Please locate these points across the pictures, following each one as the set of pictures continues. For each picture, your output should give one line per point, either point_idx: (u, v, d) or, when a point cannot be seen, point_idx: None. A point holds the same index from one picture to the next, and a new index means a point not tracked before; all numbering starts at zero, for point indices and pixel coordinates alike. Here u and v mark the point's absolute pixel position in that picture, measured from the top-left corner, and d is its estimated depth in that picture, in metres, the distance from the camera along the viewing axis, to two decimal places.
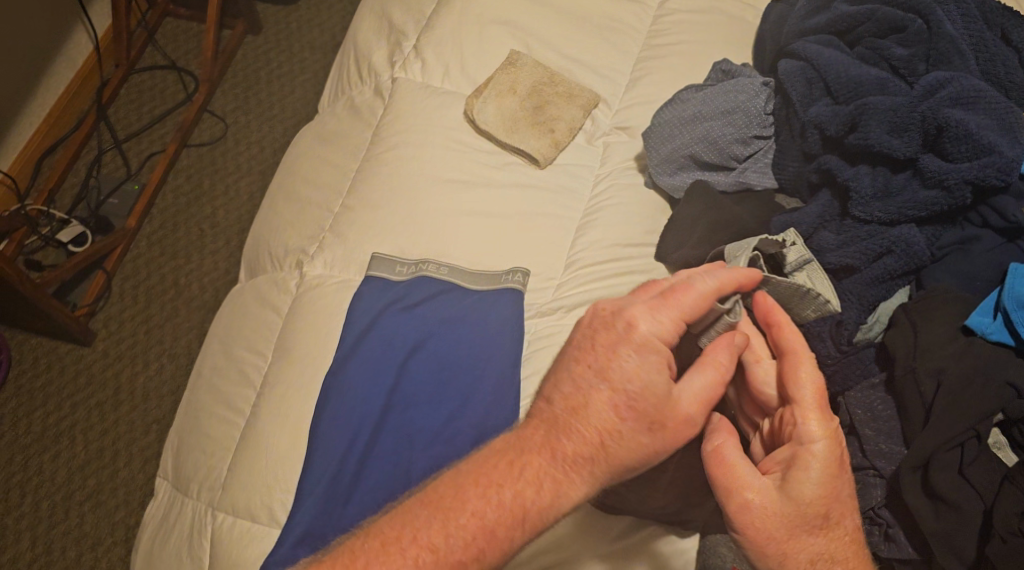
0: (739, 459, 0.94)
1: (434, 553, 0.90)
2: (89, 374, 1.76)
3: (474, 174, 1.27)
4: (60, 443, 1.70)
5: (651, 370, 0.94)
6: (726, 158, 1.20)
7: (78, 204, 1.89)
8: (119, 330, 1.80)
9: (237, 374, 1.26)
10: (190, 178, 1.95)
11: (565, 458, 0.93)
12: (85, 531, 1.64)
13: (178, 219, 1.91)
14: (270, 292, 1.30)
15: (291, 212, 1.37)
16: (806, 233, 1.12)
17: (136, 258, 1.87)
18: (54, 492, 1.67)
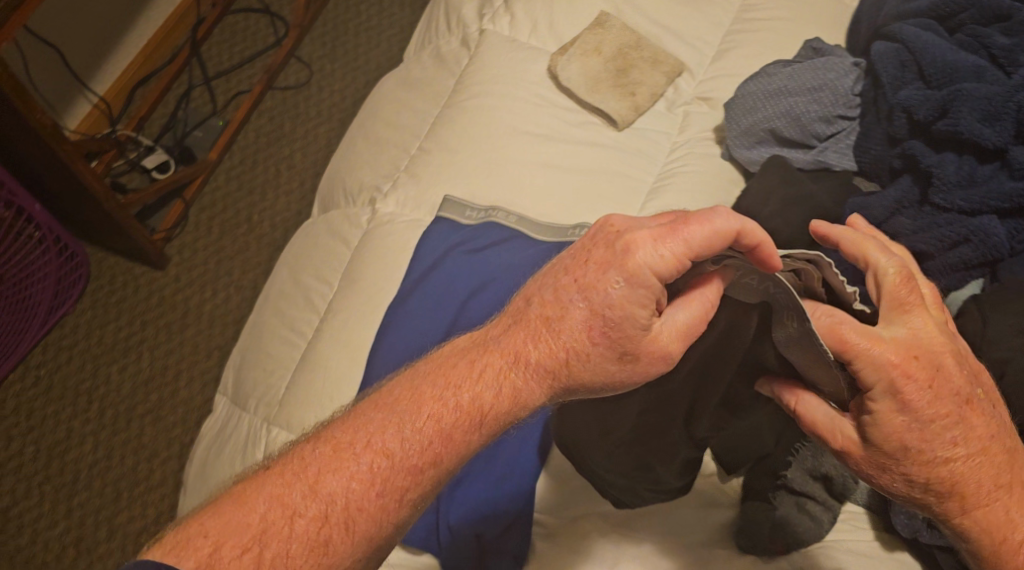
0: (816, 413, 0.92)
1: (388, 458, 0.87)
2: (161, 295, 1.83)
3: (551, 131, 1.28)
4: (127, 357, 1.77)
5: (633, 300, 0.88)
6: (806, 136, 1.18)
7: (165, 134, 1.96)
8: (193, 257, 1.86)
9: (303, 300, 1.30)
10: (272, 119, 2.00)
11: (529, 365, 0.90)
12: (143, 443, 1.71)
13: (257, 156, 1.96)
14: (341, 226, 1.33)
15: (369, 150, 1.40)
16: (878, 217, 1.09)
17: (215, 190, 1.93)
18: (119, 402, 1.73)
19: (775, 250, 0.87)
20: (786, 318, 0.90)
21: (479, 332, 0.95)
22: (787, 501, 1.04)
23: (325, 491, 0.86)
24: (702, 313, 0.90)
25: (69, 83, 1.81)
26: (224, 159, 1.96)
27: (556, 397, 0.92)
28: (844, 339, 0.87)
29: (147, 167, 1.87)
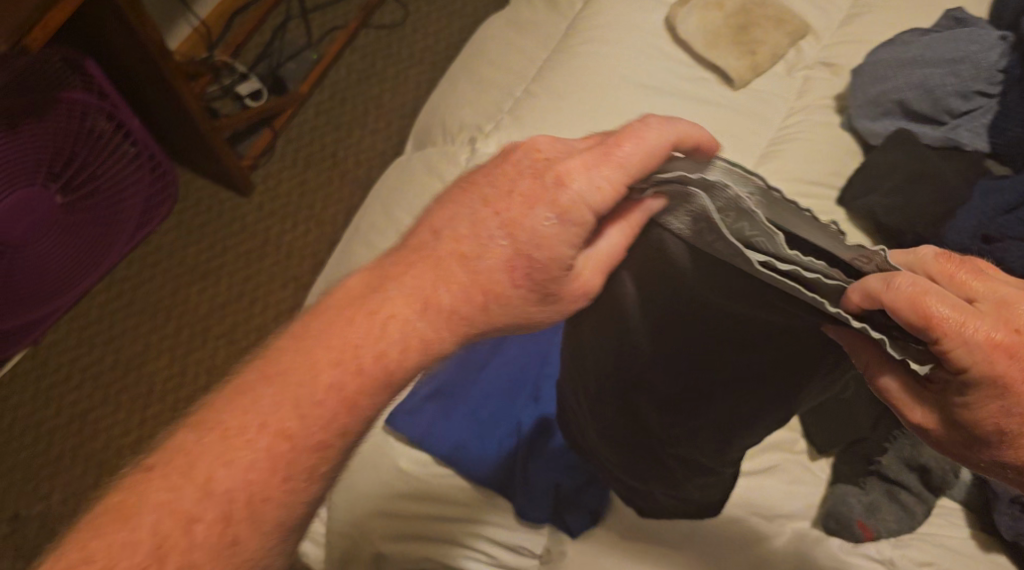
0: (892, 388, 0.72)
1: (286, 435, 0.71)
2: (244, 222, 1.83)
3: (662, 85, 1.23)
4: (207, 279, 1.77)
5: (566, 238, 0.72)
6: (938, 111, 1.12)
7: (259, 62, 1.95)
8: (277, 188, 1.86)
9: (393, 234, 1.27)
10: (365, 57, 1.99)
11: (440, 308, 0.74)
12: (215, 364, 1.70)
13: (348, 93, 1.95)
14: (439, 164, 1.31)
15: (471, 90, 1.37)
16: (1012, 202, 1.01)
17: (302, 122, 1.92)
18: (195, 321, 1.73)
19: (711, 140, 0.74)
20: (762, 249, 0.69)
21: (374, 274, 0.77)
22: (877, 488, 1.00)
23: (214, 484, 0.70)
24: (629, 242, 0.74)
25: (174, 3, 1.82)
26: (314, 92, 1.95)
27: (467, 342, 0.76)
28: (930, 315, 0.66)
29: (240, 94, 1.86)
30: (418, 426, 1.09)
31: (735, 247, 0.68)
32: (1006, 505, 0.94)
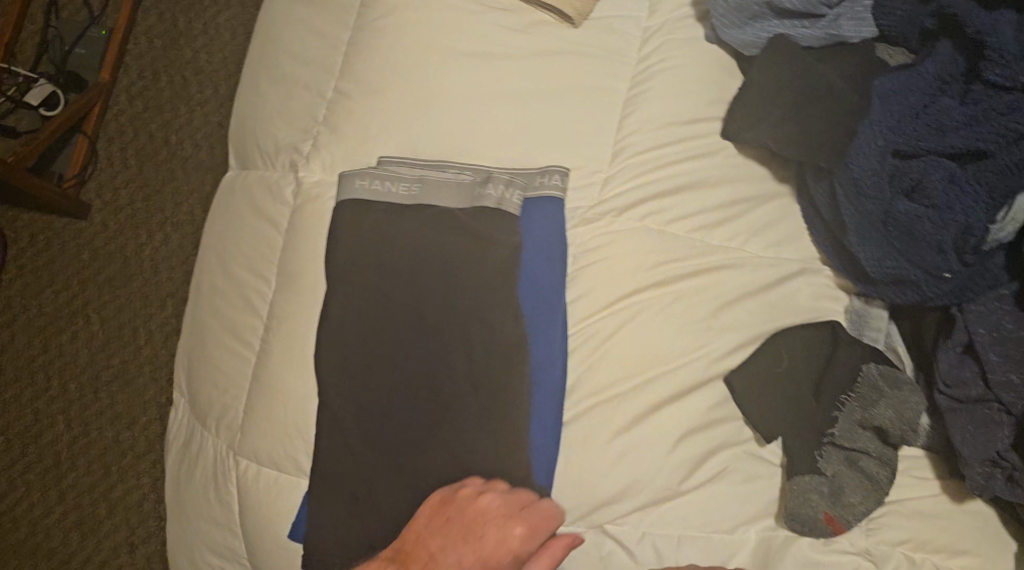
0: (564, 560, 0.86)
1: None
2: (94, 250, 1.52)
3: (493, 43, 1.03)
4: (77, 322, 1.49)
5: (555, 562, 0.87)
6: (813, 3, 0.95)
7: (42, 58, 1.57)
8: (117, 199, 1.54)
9: (241, 300, 1.09)
10: (163, 16, 1.63)
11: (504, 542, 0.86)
12: (119, 412, 1.45)
13: (160, 66, 1.60)
14: (265, 201, 1.10)
15: (279, 93, 1.14)
16: (917, 105, 0.87)
17: (120, 115, 1.59)
18: (82, 373, 1.47)
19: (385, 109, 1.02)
20: (408, 187, 0.96)
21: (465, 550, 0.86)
22: (836, 458, 0.90)
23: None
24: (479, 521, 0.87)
25: None
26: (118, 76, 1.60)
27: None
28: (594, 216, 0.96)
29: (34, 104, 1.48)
30: (334, 533, 0.93)
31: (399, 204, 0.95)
32: (977, 464, 0.82)
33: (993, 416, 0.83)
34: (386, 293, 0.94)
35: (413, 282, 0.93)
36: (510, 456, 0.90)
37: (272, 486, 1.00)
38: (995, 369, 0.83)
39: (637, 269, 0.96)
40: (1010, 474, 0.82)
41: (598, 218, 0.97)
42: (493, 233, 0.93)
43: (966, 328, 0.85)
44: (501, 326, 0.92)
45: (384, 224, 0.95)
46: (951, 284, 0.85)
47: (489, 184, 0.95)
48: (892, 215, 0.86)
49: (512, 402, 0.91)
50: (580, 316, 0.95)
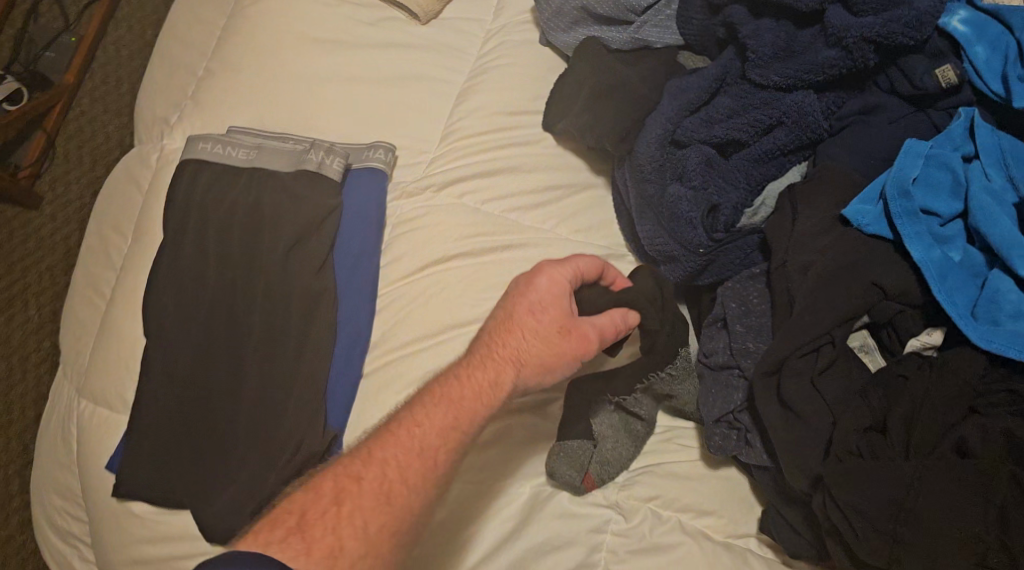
0: (522, 336, 0.85)
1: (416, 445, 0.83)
2: (38, 239, 1.66)
3: (347, 33, 1.13)
4: (13, 306, 1.62)
5: (547, 329, 0.85)
6: (623, 12, 1.04)
7: (16, 58, 1.71)
8: (67, 192, 1.68)
9: (104, 255, 1.18)
10: (130, 29, 1.78)
11: (523, 329, 0.85)
12: (42, 393, 1.57)
13: (120, 74, 1.75)
14: (135, 168, 1.19)
15: (163, 74, 1.25)
16: (695, 102, 0.94)
17: (79, 116, 1.73)
18: (10, 354, 1.59)
19: (243, 88, 1.12)
20: (242, 152, 1.06)
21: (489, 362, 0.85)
22: (613, 420, 0.95)
23: (376, 458, 0.82)
24: (560, 307, 0.86)
25: None
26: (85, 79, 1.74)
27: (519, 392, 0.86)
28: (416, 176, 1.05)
29: None
30: (144, 466, 1.00)
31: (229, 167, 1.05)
32: (714, 424, 0.89)
33: (732, 382, 0.89)
34: (217, 244, 1.03)
35: (236, 236, 1.03)
36: (306, 396, 0.98)
37: (100, 425, 1.08)
38: (738, 339, 0.89)
39: (444, 240, 1.02)
40: (745, 435, 0.88)
41: (419, 193, 1.05)
42: (315, 195, 1.03)
43: (721, 303, 0.92)
44: (306, 277, 1.02)
45: (217, 183, 1.05)
46: (709, 260, 0.92)
47: (316, 151, 1.05)
48: (664, 198, 0.93)
49: (314, 348, 1.00)
50: (392, 280, 1.02)
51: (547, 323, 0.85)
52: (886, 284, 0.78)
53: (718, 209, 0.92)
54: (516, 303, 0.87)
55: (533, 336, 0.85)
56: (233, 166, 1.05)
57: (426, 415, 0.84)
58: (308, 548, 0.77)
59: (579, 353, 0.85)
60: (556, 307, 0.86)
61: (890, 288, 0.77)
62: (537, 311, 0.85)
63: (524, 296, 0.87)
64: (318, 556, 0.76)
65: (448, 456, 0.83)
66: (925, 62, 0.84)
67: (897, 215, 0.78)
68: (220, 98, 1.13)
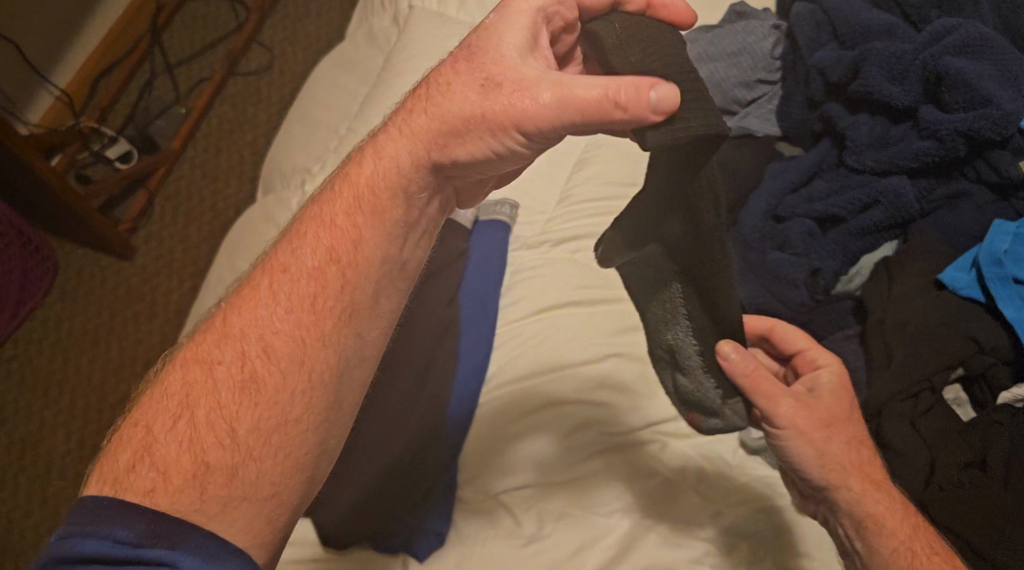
0: (447, 83, 0.82)
1: (284, 273, 0.81)
2: (130, 286, 1.78)
3: None
4: (98, 347, 1.73)
5: (490, 68, 0.81)
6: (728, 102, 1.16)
7: (128, 123, 1.89)
8: (161, 248, 1.82)
9: (237, 283, 1.29)
10: (235, 107, 1.96)
11: (454, 79, 0.82)
12: (112, 431, 1.66)
13: (222, 144, 1.92)
14: (274, 209, 1.32)
15: (302, 131, 1.39)
16: (797, 181, 1.08)
17: (180, 179, 1.89)
18: (90, 393, 1.69)
19: None
20: None
21: (403, 126, 0.84)
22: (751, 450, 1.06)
23: (236, 330, 0.79)
24: (517, 39, 0.82)
25: (29, 74, 1.73)
26: (187, 149, 1.90)
27: (427, 154, 0.82)
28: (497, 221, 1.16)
29: (108, 158, 1.79)
30: None
31: None
32: None
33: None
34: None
35: None
36: (426, 416, 1.06)
37: None
38: None
39: (563, 288, 1.14)
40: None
41: (537, 245, 1.18)
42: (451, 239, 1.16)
43: None
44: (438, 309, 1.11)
45: None
46: (808, 318, 1.04)
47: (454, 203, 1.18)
48: (767, 263, 1.04)
49: (438, 371, 1.08)
50: (512, 318, 1.13)
51: (463, 69, 0.82)
52: (982, 340, 0.91)
53: (819, 273, 1.03)
54: (445, 62, 0.84)
55: (464, 88, 0.81)
56: None
57: (293, 259, 0.81)
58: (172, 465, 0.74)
59: (515, 98, 0.79)
60: (494, 47, 0.81)
61: (986, 344, 0.91)
62: (460, 61, 0.82)
63: (460, 48, 0.83)
64: (183, 473, 0.74)
65: (331, 302, 0.79)
66: (1010, 157, 0.96)
67: (989, 281, 0.92)
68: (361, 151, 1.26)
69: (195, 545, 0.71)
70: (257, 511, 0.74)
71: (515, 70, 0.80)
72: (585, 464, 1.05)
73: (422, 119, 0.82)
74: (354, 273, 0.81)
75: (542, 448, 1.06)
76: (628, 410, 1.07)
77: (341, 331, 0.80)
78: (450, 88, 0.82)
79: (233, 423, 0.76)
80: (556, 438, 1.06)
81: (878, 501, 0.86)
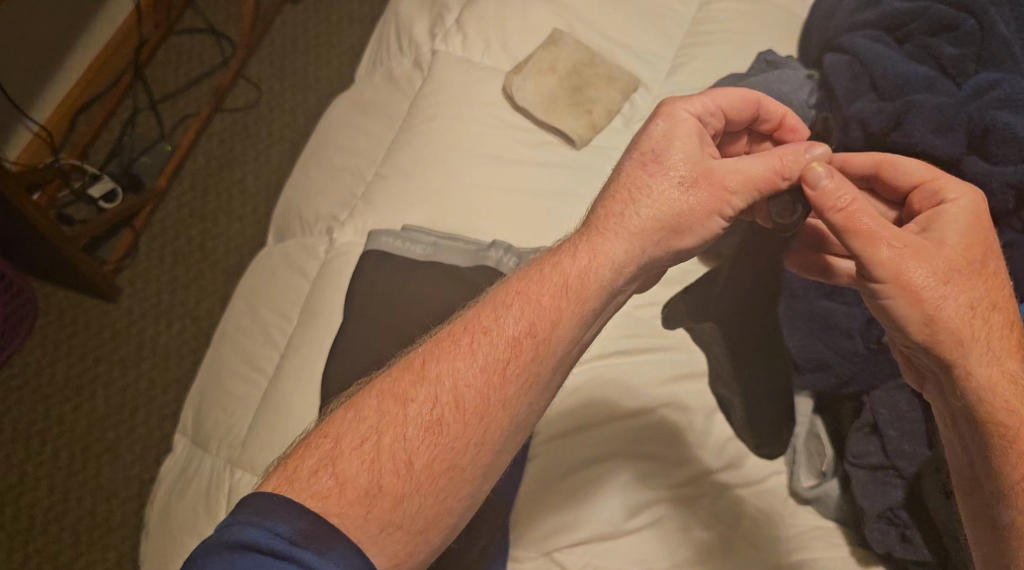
0: (646, 181, 0.91)
1: (487, 333, 0.86)
2: (114, 329, 1.67)
3: (510, 151, 1.26)
4: (82, 395, 1.61)
5: (694, 171, 0.90)
6: None
7: (111, 160, 1.79)
8: (146, 289, 1.70)
9: (261, 335, 1.25)
10: (223, 143, 1.84)
11: (653, 178, 0.91)
12: (101, 484, 1.56)
13: (209, 182, 1.80)
14: (298, 257, 1.29)
15: (325, 177, 1.36)
16: None
17: (165, 219, 1.77)
18: (75, 443, 1.58)
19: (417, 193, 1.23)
20: (419, 248, 1.16)
21: (597, 216, 0.91)
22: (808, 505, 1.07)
23: (433, 373, 0.84)
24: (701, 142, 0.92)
25: (8, 110, 1.64)
26: (174, 185, 1.79)
27: (638, 243, 0.89)
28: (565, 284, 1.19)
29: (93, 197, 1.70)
30: None
31: (404, 259, 1.15)
32: (875, 520, 1.01)
33: (889, 481, 1.02)
34: (396, 326, 1.11)
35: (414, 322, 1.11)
36: None
37: None
38: (893, 442, 1.02)
39: (610, 337, 1.13)
40: (902, 531, 1.00)
41: None
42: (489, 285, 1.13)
43: (871, 410, 1.05)
44: None
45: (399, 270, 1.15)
46: (860, 368, 1.06)
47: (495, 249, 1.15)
48: (816, 312, 1.09)
49: None
50: None
51: (663, 170, 0.91)
52: None
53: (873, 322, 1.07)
54: (627, 165, 0.92)
55: (673, 186, 0.90)
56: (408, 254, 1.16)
57: (496, 323, 0.86)
58: (344, 481, 0.79)
59: (727, 193, 0.90)
60: (677, 154, 0.91)
61: None
62: (652, 166, 0.91)
63: (641, 152, 0.92)
64: (357, 493, 0.79)
65: (517, 369, 0.84)
66: None
67: None
68: (394, 198, 1.24)
69: (341, 554, 0.75)
70: (406, 538, 0.79)
71: (712, 171, 0.91)
72: (637, 518, 1.04)
73: (634, 212, 0.90)
74: (548, 348, 0.86)
75: (595, 505, 1.04)
76: (675, 463, 1.07)
77: (517, 390, 0.84)
78: (648, 184, 0.90)
79: (414, 458, 0.81)
80: (607, 493, 1.05)
81: (1012, 389, 0.87)
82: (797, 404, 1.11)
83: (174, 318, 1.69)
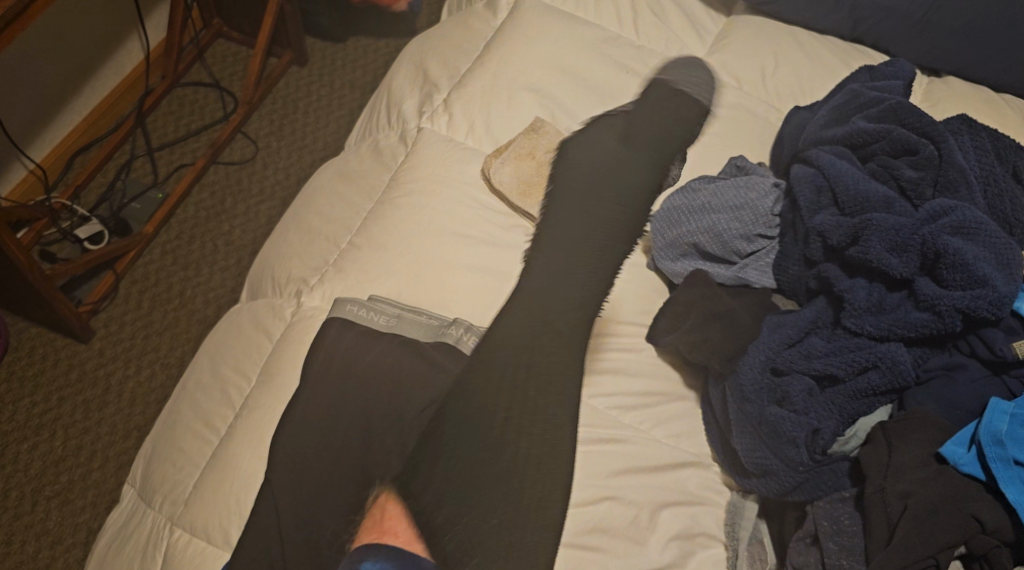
0: None
1: None
2: (81, 370, 1.66)
3: (482, 231, 1.28)
4: (40, 434, 1.60)
5: None
6: (727, 252, 1.20)
7: (101, 203, 1.81)
8: (119, 333, 1.71)
9: (220, 392, 1.25)
10: (213, 194, 1.87)
11: None
12: (48, 528, 1.53)
13: (196, 232, 1.82)
14: (265, 318, 1.30)
15: (299, 240, 1.37)
16: (793, 337, 1.12)
17: (147, 264, 1.78)
18: (26, 483, 1.56)
19: (386, 267, 1.25)
20: (383, 319, 1.19)
21: None
22: None
23: None
24: None
25: (7, 149, 1.67)
26: (160, 232, 1.81)
27: None
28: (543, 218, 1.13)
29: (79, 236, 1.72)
30: None
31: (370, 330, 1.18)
32: None
33: None
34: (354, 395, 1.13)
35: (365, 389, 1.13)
36: None
37: (198, 555, 1.12)
38: (831, 555, 1.02)
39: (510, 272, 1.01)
40: None
41: None
42: None
43: (813, 520, 1.06)
44: None
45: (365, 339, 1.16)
46: (805, 478, 1.08)
47: (456, 326, 1.17)
48: (765, 417, 1.09)
49: None
50: None
51: None
52: (984, 519, 0.98)
53: (819, 432, 1.08)
54: None
55: None
56: (369, 321, 1.19)
57: None
58: None
59: None
60: None
61: (988, 523, 0.98)
62: None
63: None
64: None
65: None
66: (1003, 337, 1.06)
67: (989, 459, 1.00)
68: (365, 269, 1.26)
69: None
70: None
71: None
72: None
73: None
74: None
75: None
76: (630, 558, 1.05)
77: None
78: None
79: None
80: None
81: None
82: (742, 507, 1.11)
83: (143, 365, 1.68)
